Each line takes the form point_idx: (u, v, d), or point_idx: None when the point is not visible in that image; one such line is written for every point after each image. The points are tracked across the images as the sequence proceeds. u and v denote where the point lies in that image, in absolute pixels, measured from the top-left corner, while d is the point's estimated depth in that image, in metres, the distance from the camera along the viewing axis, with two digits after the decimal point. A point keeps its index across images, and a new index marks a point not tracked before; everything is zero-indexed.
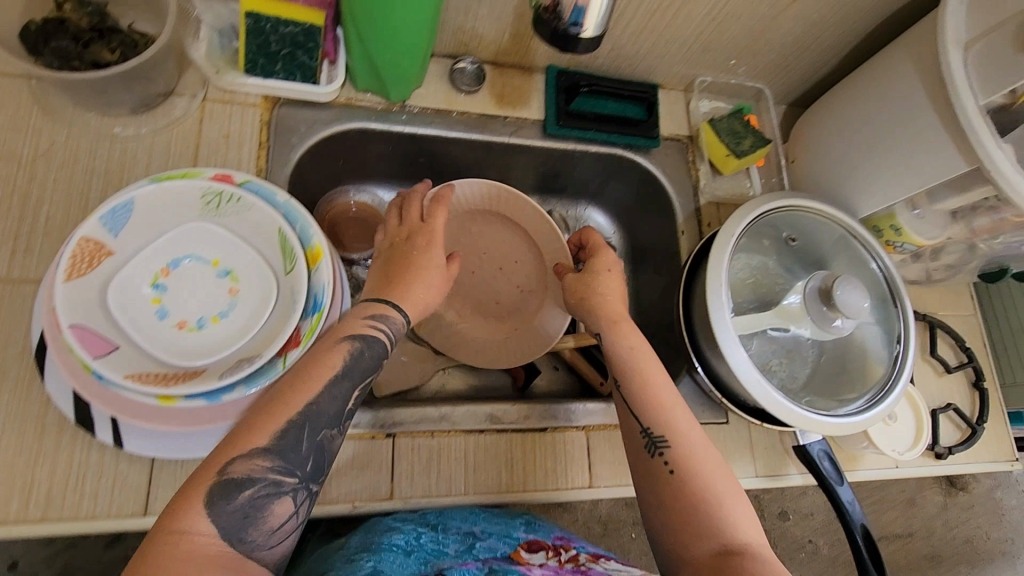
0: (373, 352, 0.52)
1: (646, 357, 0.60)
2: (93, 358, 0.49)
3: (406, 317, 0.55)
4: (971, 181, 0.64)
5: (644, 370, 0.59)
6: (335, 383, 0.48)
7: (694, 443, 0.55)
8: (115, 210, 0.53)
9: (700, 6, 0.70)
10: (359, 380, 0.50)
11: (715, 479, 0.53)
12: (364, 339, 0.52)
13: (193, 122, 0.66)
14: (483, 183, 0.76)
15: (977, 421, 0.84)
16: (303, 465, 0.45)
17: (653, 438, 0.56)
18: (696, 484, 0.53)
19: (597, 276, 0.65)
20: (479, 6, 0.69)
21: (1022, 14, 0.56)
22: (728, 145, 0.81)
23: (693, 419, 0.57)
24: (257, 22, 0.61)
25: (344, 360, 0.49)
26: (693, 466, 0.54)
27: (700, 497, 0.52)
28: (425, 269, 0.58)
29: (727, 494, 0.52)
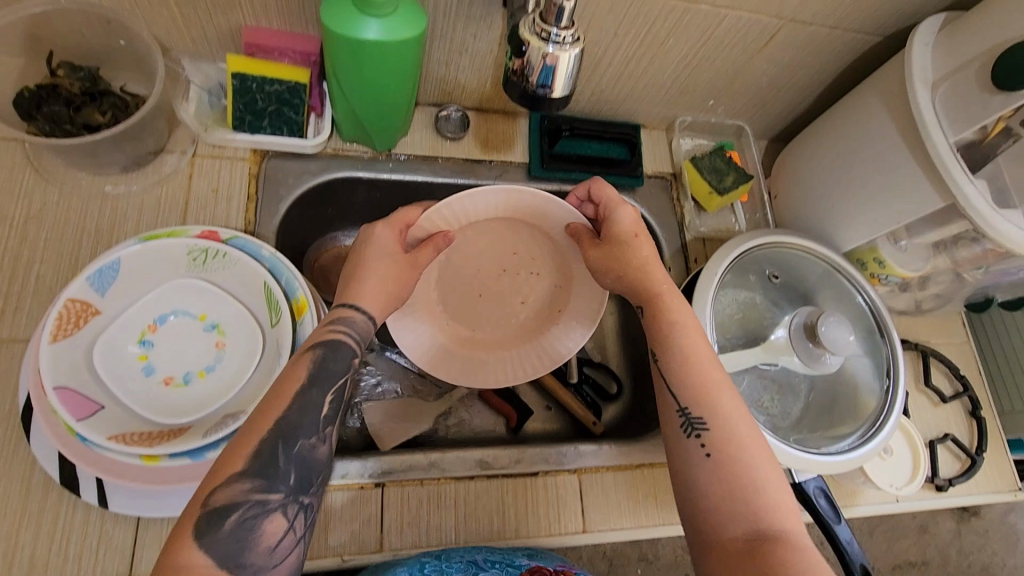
0: (341, 356, 0.51)
1: (690, 333, 0.58)
2: (77, 419, 0.49)
3: (367, 311, 0.55)
4: (948, 216, 0.65)
5: (691, 346, 0.58)
6: (305, 392, 0.48)
7: (734, 425, 0.54)
8: (102, 271, 0.54)
9: (674, 51, 0.72)
10: (331, 385, 0.49)
11: (756, 464, 0.52)
12: (332, 343, 0.51)
13: (183, 178, 0.68)
14: (501, 196, 0.67)
15: (976, 451, 0.83)
16: (285, 480, 0.44)
17: (691, 418, 0.54)
18: (734, 468, 0.51)
19: (625, 244, 0.62)
20: (460, 58, 0.71)
21: (984, 55, 0.57)
22: (711, 182, 0.82)
23: (738, 399, 0.56)
24: (243, 82, 0.64)
25: (311, 369, 0.49)
26: (729, 447, 0.52)
27: (741, 481, 0.51)
28: (388, 268, 0.57)
29: (768, 481, 0.51)
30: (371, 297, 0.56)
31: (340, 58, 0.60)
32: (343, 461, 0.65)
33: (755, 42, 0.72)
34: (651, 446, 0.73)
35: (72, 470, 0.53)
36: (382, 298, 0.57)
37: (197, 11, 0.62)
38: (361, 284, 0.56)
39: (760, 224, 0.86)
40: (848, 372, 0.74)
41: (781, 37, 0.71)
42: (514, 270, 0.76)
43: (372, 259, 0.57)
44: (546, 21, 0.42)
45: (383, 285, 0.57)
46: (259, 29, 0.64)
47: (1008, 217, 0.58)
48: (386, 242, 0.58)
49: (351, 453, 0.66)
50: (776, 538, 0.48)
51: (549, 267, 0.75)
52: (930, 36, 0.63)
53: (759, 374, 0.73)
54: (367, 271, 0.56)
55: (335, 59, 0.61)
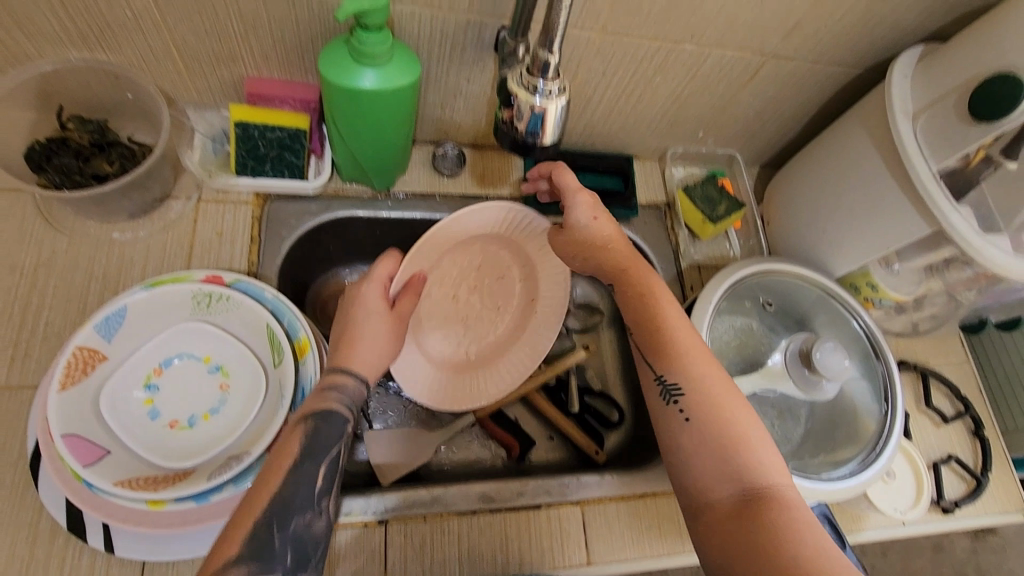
0: (335, 426, 0.52)
1: (661, 301, 0.61)
2: (84, 466, 0.50)
3: (359, 377, 0.56)
4: (936, 242, 0.66)
5: (660, 316, 0.60)
6: (298, 466, 0.49)
7: (712, 387, 0.55)
8: (109, 318, 0.56)
9: (662, 87, 0.75)
10: (324, 457, 0.50)
11: (737, 419, 0.53)
12: (325, 415, 0.52)
13: (188, 223, 0.70)
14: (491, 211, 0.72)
15: (981, 472, 0.82)
16: (282, 561, 0.45)
17: (668, 384, 0.56)
18: (714, 427, 0.53)
19: (586, 226, 0.66)
20: (454, 100, 0.74)
21: (960, 88, 0.59)
22: (703, 211, 0.83)
23: (714, 361, 0.58)
24: (246, 130, 0.67)
25: (303, 442, 0.50)
26: (708, 409, 0.54)
27: (726, 440, 0.52)
28: (380, 332, 0.59)
29: (752, 436, 0.52)
30: (365, 362, 0.57)
31: (338, 106, 0.63)
32: (347, 499, 0.65)
33: (740, 76, 0.74)
34: (653, 476, 0.73)
35: (78, 516, 0.54)
36: (375, 363, 0.58)
37: (202, 64, 0.64)
38: (354, 351, 0.57)
39: (754, 250, 0.87)
40: (847, 396, 0.74)
41: (764, 71, 0.73)
42: (488, 281, 0.80)
43: (361, 324, 0.58)
44: (532, 74, 0.43)
45: (376, 350, 0.58)
46: (261, 79, 0.67)
47: (994, 243, 0.59)
48: (376, 304, 0.60)
49: (354, 490, 0.67)
50: (762, 491, 0.49)
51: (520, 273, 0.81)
52: (908, 69, 0.65)
53: (758, 402, 0.73)
54: (357, 338, 0.58)
55: (334, 107, 0.63)
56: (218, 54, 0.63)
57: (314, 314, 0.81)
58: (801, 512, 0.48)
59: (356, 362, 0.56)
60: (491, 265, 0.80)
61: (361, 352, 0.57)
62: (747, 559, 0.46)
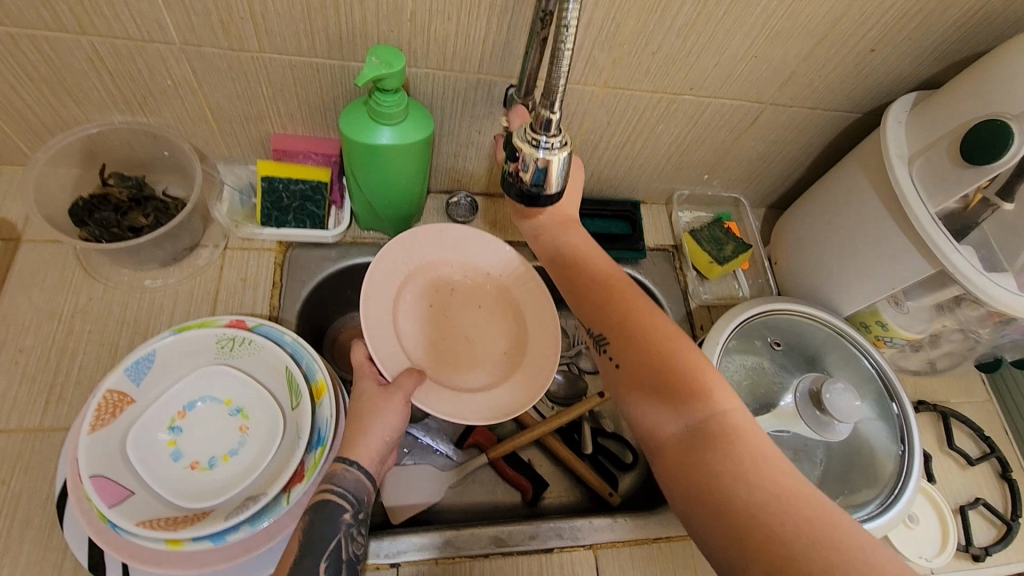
0: (332, 520, 0.54)
1: (583, 256, 0.65)
2: (109, 506, 0.52)
3: (353, 463, 0.57)
4: (941, 282, 0.67)
5: (584, 267, 0.64)
6: (298, 563, 0.51)
7: (641, 329, 0.58)
8: (138, 362, 0.59)
9: (665, 135, 0.78)
10: (323, 551, 0.53)
11: (667, 353, 0.56)
12: (321, 508, 0.54)
13: (214, 269, 0.74)
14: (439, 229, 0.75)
15: (1011, 517, 0.79)
16: None
17: (598, 336, 0.60)
18: (644, 367, 0.56)
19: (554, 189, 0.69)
20: (466, 150, 0.78)
21: (951, 134, 0.61)
22: (710, 252, 0.85)
23: (640, 301, 0.61)
24: (271, 182, 0.71)
25: (301, 540, 0.53)
26: (634, 354, 0.57)
27: (661, 376, 0.55)
28: (380, 413, 0.60)
29: (688, 362, 0.55)
30: (368, 453, 0.58)
31: (356, 160, 0.67)
32: None
33: (739, 124, 0.77)
34: (667, 518, 0.72)
35: (99, 556, 0.55)
36: (379, 452, 0.59)
37: (233, 124, 0.70)
38: (358, 440, 0.58)
39: (763, 289, 0.89)
40: (863, 436, 0.73)
41: (763, 119, 0.76)
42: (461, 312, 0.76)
43: (362, 408, 0.60)
44: (535, 131, 0.46)
45: (382, 436, 0.59)
46: (286, 135, 0.72)
47: (998, 282, 0.60)
48: (370, 387, 0.62)
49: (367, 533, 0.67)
50: (704, 417, 0.52)
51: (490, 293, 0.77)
52: (902, 115, 0.68)
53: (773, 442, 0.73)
54: (361, 424, 0.59)
55: (352, 160, 0.67)
56: (248, 115, 0.68)
57: (332, 356, 0.83)
58: (736, 427, 0.51)
59: (359, 451, 0.57)
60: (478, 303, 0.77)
61: (366, 439, 0.58)
62: (704, 487, 0.49)
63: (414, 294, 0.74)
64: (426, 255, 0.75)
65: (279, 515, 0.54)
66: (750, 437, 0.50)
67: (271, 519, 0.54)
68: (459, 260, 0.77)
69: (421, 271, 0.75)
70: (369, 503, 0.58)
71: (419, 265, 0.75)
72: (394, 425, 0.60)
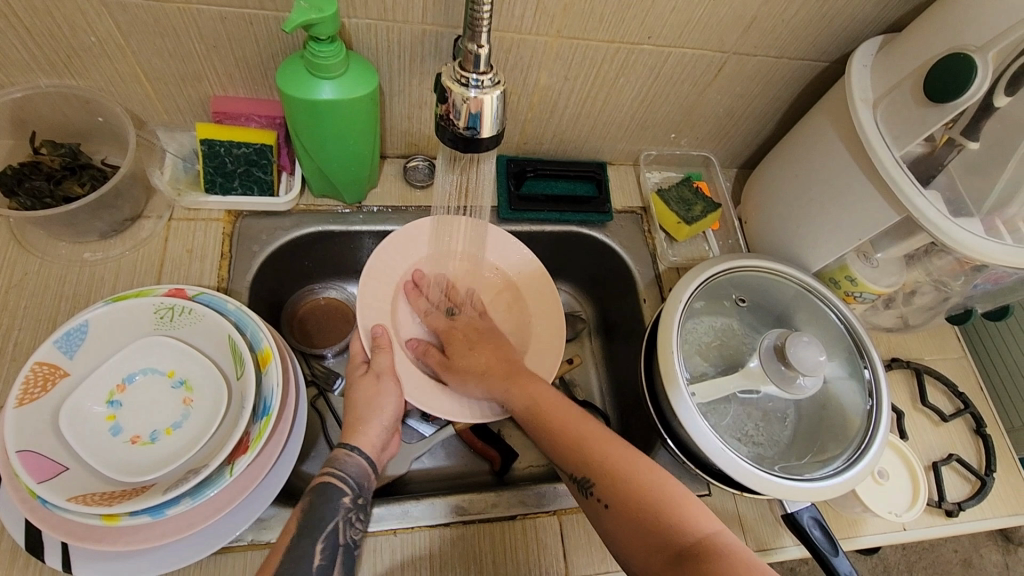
0: (331, 502, 0.55)
1: (546, 395, 0.62)
2: (38, 481, 0.49)
3: (356, 450, 0.59)
4: (909, 230, 0.65)
5: (535, 395, 0.62)
6: (295, 544, 0.52)
7: (611, 458, 0.56)
8: (70, 334, 0.56)
9: (627, 90, 0.75)
10: (320, 532, 0.53)
11: (650, 483, 0.54)
12: (322, 490, 0.55)
13: (158, 241, 0.71)
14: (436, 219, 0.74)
15: (985, 472, 0.78)
16: None
17: (580, 480, 0.57)
18: (631, 502, 0.53)
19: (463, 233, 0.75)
20: (421, 111, 0.74)
21: (915, 73, 0.59)
22: (679, 213, 0.83)
23: (601, 429, 0.59)
24: (212, 146, 0.68)
25: (300, 519, 0.53)
26: (621, 490, 0.54)
27: (646, 510, 0.52)
28: (375, 400, 0.62)
29: (665, 489, 0.54)
30: (370, 437, 0.60)
31: (299, 122, 0.64)
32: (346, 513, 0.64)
33: (703, 76, 0.74)
34: None
35: (36, 536, 0.53)
36: (381, 439, 0.61)
37: (170, 86, 0.66)
38: (358, 425, 0.60)
39: (734, 249, 0.87)
40: (831, 395, 0.71)
41: (728, 69, 0.73)
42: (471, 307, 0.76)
43: (354, 397, 0.62)
44: (465, 69, 0.44)
45: (383, 424, 0.61)
46: (226, 98, 0.69)
47: (965, 227, 0.58)
48: (360, 373, 0.65)
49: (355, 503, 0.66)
50: (694, 541, 0.50)
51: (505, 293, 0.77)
52: (868, 59, 0.65)
53: (742, 404, 0.71)
54: (361, 410, 0.61)
55: (295, 122, 0.64)
56: (183, 75, 0.65)
57: (290, 330, 0.80)
58: (727, 545, 0.49)
59: (360, 438, 0.60)
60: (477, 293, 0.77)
61: (365, 425, 0.60)
62: None
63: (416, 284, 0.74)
64: (415, 256, 0.74)
65: (222, 487, 0.51)
66: (747, 558, 0.48)
67: (213, 492, 0.51)
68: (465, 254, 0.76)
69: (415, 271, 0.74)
70: (370, 489, 0.59)
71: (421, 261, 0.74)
72: (389, 408, 0.62)
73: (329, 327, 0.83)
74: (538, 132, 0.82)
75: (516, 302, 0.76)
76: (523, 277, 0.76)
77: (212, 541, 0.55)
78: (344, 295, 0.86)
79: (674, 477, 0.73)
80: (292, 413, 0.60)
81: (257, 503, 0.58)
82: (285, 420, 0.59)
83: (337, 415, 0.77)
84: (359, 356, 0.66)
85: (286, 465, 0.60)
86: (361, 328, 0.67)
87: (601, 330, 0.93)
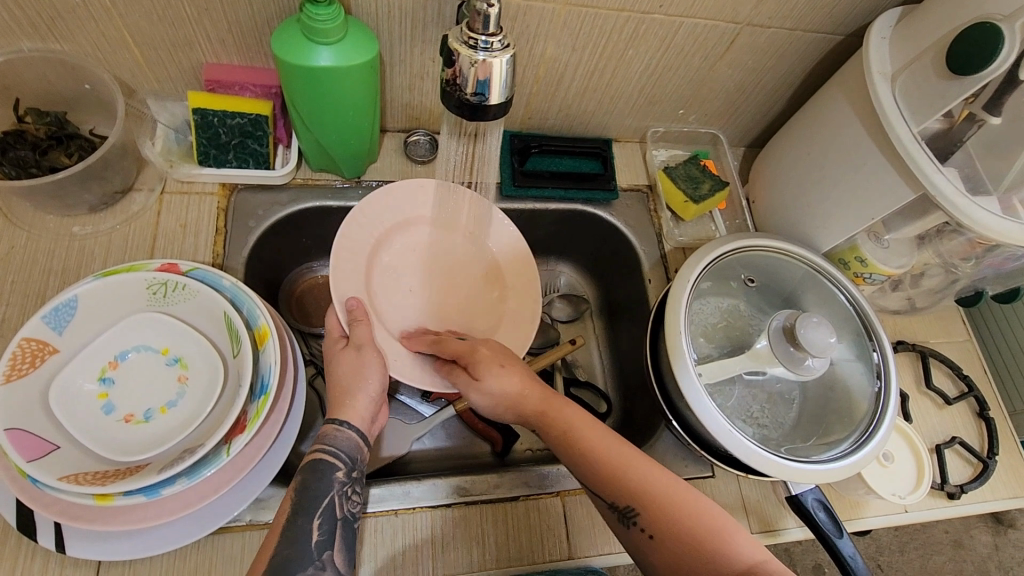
0: (324, 478, 0.53)
1: (577, 418, 0.59)
2: (28, 460, 0.47)
3: (344, 424, 0.57)
4: (923, 208, 0.63)
5: (563, 418, 0.59)
6: (291, 522, 0.51)
7: (656, 487, 0.54)
8: (59, 309, 0.54)
9: (635, 63, 0.73)
10: (316, 510, 0.52)
11: (697, 513, 0.52)
12: (314, 466, 0.54)
13: (151, 215, 0.69)
14: (420, 182, 0.71)
15: (988, 455, 0.78)
16: None
17: (623, 510, 0.55)
18: (680, 534, 0.52)
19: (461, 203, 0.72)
20: (423, 82, 0.72)
21: (937, 44, 0.57)
22: (686, 191, 0.81)
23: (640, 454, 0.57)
24: (204, 117, 0.65)
25: (295, 498, 0.52)
26: (668, 522, 0.52)
27: (696, 543, 0.51)
28: (357, 374, 0.59)
29: (714, 521, 0.52)
30: (358, 410, 0.58)
31: (295, 90, 0.61)
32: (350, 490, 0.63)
33: (715, 48, 0.72)
34: None
35: (28, 515, 0.52)
36: (370, 411, 0.59)
37: (159, 52, 0.63)
38: (346, 398, 0.58)
39: (741, 229, 0.85)
40: (838, 376, 0.70)
41: (740, 41, 0.71)
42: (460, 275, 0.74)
43: (336, 373, 0.59)
44: (473, 30, 0.42)
45: (369, 395, 0.59)
46: (219, 65, 0.66)
47: (984, 206, 0.56)
48: (337, 347, 0.61)
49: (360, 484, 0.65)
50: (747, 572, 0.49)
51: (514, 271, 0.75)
52: (887, 30, 0.63)
53: (747, 385, 0.70)
54: (345, 384, 0.58)
55: (291, 91, 0.61)
56: (173, 41, 0.62)
57: (287, 308, 0.79)
58: None
59: (349, 411, 0.57)
60: (466, 269, 0.74)
61: (352, 399, 0.58)
62: None
63: (399, 253, 0.72)
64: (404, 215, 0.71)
65: (219, 467, 0.50)
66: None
67: (210, 472, 0.50)
68: (470, 232, 0.74)
69: (400, 231, 0.71)
70: (363, 463, 0.57)
71: (398, 227, 0.71)
72: (372, 381, 0.59)
73: (327, 306, 0.82)
74: (543, 107, 0.79)
75: None
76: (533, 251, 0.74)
77: (211, 521, 0.54)
78: None
79: (678, 458, 0.72)
80: (290, 392, 0.58)
81: (255, 483, 0.56)
82: (284, 399, 0.57)
83: None
84: (336, 329, 0.62)
85: (285, 444, 0.59)
86: (336, 300, 0.63)
87: (604, 311, 0.91)
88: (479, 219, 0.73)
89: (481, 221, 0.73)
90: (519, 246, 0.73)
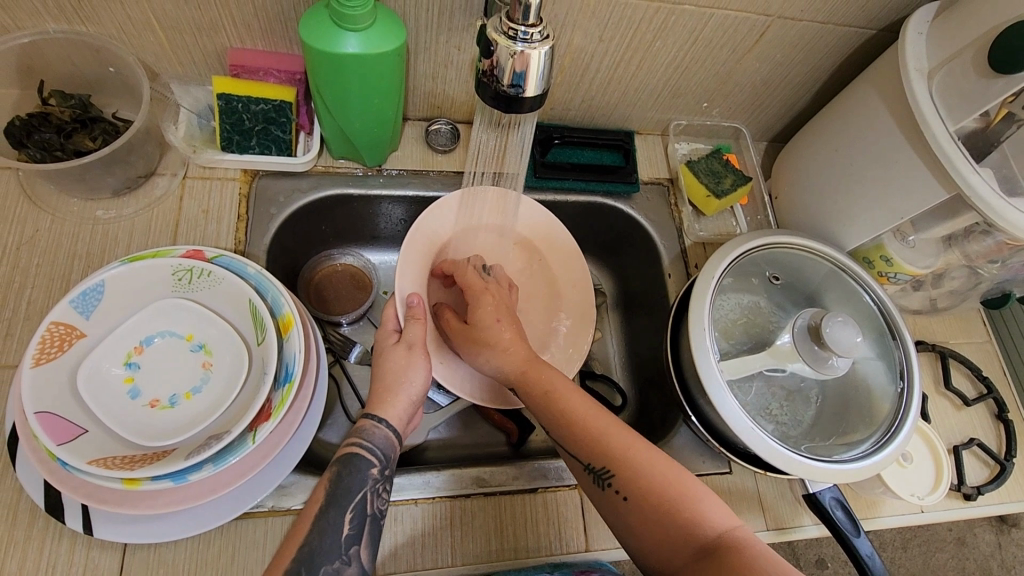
0: (359, 473, 0.54)
1: (555, 376, 0.59)
2: (58, 444, 0.48)
3: (381, 422, 0.58)
4: (954, 209, 0.62)
5: (552, 385, 0.58)
6: (326, 516, 0.51)
7: (632, 453, 0.54)
8: (86, 293, 0.54)
9: (661, 54, 0.72)
10: (348, 503, 0.52)
11: (670, 479, 0.52)
12: (349, 460, 0.54)
13: (174, 200, 0.69)
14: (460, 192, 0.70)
15: (1005, 457, 0.78)
16: None
17: (599, 471, 0.54)
18: (652, 495, 0.52)
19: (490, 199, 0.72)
20: (447, 70, 0.71)
21: (978, 42, 0.55)
22: (708, 185, 0.81)
23: (617, 421, 0.57)
24: (229, 102, 0.64)
25: (328, 490, 0.52)
26: (643, 482, 0.52)
27: (665, 506, 0.51)
28: (403, 373, 0.60)
29: (687, 486, 0.52)
30: (396, 411, 0.59)
31: (321, 77, 0.60)
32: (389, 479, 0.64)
33: (745, 41, 0.71)
34: None
35: (56, 498, 0.52)
36: (407, 413, 0.60)
37: (184, 36, 0.63)
38: (386, 398, 0.58)
39: (762, 225, 0.84)
40: (859, 375, 0.70)
41: (770, 35, 0.70)
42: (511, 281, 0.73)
43: (382, 368, 0.60)
44: (512, 20, 0.42)
45: (410, 397, 0.60)
46: (244, 50, 0.65)
47: (1018, 206, 0.55)
48: (388, 344, 0.62)
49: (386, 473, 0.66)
50: (715, 539, 0.49)
51: (538, 264, 0.75)
52: (924, 25, 0.62)
53: (767, 381, 0.69)
54: (388, 383, 0.59)
55: (317, 77, 0.61)
56: (200, 25, 0.61)
57: (306, 295, 0.79)
58: (751, 543, 0.48)
59: (387, 411, 0.58)
60: (502, 261, 0.74)
61: (393, 397, 0.59)
62: None
63: None
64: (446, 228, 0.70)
65: (244, 454, 0.50)
66: (768, 550, 0.48)
67: (235, 459, 0.50)
68: (497, 225, 0.73)
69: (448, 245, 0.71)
70: (395, 461, 0.58)
71: (453, 234, 0.71)
72: (418, 384, 0.60)
73: (346, 294, 0.81)
74: (566, 98, 0.78)
75: (541, 268, 0.75)
76: (550, 244, 0.74)
77: (235, 506, 0.55)
78: (362, 262, 0.83)
79: (695, 454, 0.72)
80: (312, 381, 0.58)
81: (278, 471, 0.57)
82: (307, 388, 0.57)
83: (353, 384, 0.76)
84: (395, 324, 0.64)
85: (308, 432, 0.59)
86: (397, 295, 0.64)
87: (620, 303, 0.91)
88: (516, 213, 0.73)
89: (511, 213, 0.73)
90: (561, 232, 0.74)
